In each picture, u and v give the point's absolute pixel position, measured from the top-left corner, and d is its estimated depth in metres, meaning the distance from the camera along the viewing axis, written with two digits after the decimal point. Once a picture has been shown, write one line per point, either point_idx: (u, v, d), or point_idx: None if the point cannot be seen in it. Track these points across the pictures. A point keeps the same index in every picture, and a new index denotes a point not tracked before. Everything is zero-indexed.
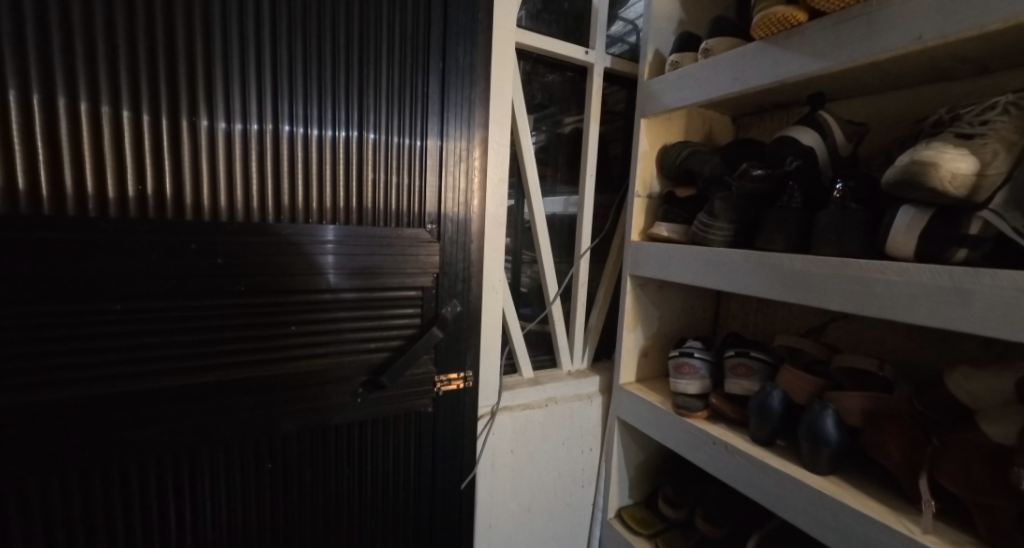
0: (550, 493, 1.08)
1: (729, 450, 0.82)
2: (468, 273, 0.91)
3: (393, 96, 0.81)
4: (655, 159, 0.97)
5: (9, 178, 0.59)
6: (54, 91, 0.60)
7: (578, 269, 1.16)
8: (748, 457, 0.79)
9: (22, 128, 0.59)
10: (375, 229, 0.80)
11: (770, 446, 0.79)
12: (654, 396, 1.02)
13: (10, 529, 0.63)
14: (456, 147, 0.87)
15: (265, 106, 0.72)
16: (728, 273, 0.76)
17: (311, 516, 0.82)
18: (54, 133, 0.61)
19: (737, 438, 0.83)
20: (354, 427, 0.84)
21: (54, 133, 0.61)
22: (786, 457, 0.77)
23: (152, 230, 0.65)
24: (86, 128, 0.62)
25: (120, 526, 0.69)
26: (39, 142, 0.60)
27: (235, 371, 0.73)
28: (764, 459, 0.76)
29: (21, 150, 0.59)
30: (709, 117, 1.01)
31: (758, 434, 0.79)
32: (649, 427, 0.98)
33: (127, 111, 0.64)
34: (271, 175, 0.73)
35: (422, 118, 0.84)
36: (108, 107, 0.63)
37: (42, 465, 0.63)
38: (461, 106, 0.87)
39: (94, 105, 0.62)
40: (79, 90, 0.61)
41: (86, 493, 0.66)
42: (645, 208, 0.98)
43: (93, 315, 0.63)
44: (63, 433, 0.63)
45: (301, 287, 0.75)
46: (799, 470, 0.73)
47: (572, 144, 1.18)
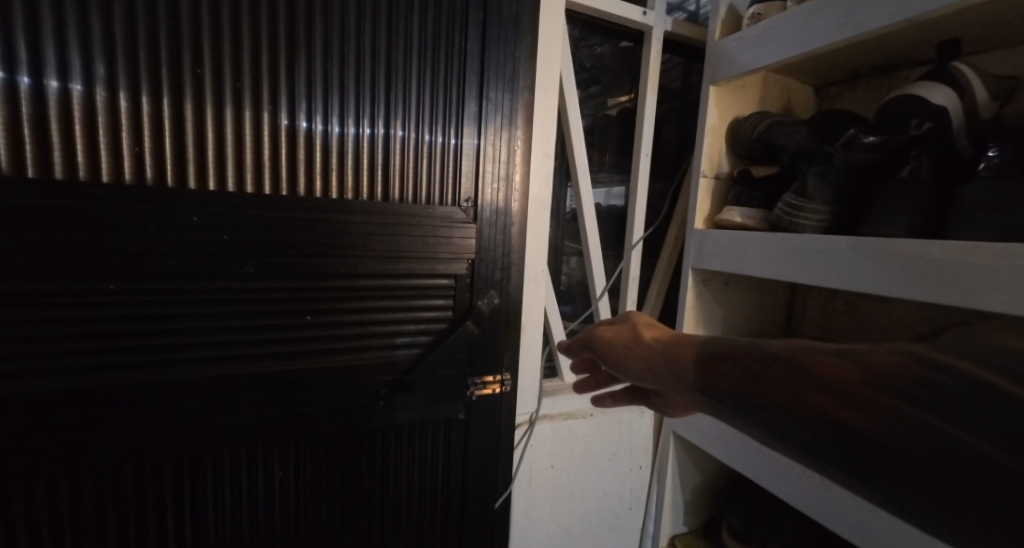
0: (593, 515, 0.97)
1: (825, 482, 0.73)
2: (507, 261, 0.80)
3: (425, 65, 0.71)
4: (724, 134, 0.84)
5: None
6: (44, 74, 0.53)
7: (628, 263, 1.03)
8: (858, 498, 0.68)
9: (10, 115, 0.53)
10: (402, 206, 0.71)
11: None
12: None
13: None
14: (498, 126, 0.77)
15: (279, 81, 0.63)
16: (826, 264, 0.62)
17: (328, 532, 0.73)
18: (45, 117, 0.54)
19: None
20: (378, 432, 0.74)
21: (44, 118, 0.54)
22: None
23: (149, 200, 0.58)
24: (81, 113, 0.55)
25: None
26: (30, 132, 0.54)
27: (243, 365, 0.64)
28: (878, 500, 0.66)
29: (9, 136, 0.53)
30: (789, 87, 0.86)
31: None
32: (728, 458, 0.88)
33: (126, 97, 0.57)
34: (287, 142, 0.65)
35: (457, 91, 0.74)
36: (105, 92, 0.56)
37: (29, 480, 0.56)
38: (502, 78, 0.76)
39: (89, 89, 0.55)
40: (71, 71, 0.54)
41: (77, 510, 0.59)
42: (711, 190, 0.85)
43: (83, 296, 0.55)
44: (51, 440, 0.56)
45: (317, 268, 0.66)
46: None
47: (621, 124, 1.06)
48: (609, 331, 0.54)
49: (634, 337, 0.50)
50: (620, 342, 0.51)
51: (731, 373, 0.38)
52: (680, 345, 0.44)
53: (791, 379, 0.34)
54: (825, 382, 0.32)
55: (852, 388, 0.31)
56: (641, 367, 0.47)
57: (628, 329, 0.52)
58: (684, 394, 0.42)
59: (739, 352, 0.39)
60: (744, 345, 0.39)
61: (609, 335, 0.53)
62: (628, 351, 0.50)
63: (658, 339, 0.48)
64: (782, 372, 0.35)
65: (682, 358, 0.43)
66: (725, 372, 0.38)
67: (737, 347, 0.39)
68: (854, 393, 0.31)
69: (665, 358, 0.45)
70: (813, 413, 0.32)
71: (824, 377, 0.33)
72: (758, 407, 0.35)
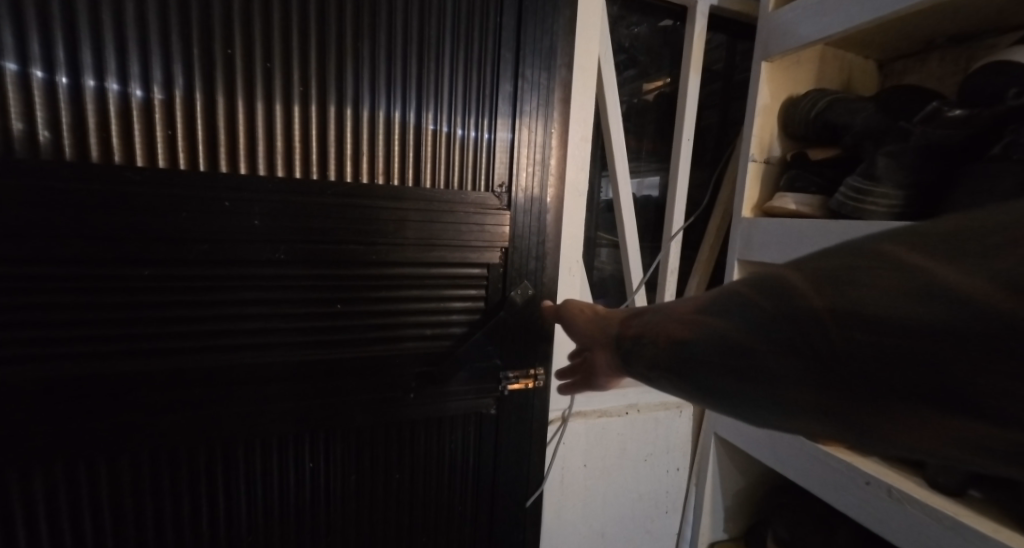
0: (628, 518, 0.94)
1: (895, 496, 0.66)
2: (542, 250, 0.77)
3: (459, 42, 0.68)
4: (777, 115, 0.78)
5: (38, 148, 0.52)
6: (81, 73, 0.53)
7: (666, 254, 0.98)
8: (929, 513, 0.61)
9: (50, 115, 0.52)
10: (434, 192, 0.68)
11: (961, 497, 0.62)
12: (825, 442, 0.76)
13: (33, 516, 0.56)
14: (534, 108, 0.73)
15: (309, 65, 0.61)
16: None
17: (357, 525, 0.72)
18: (79, 108, 0.53)
19: (909, 484, 0.66)
20: (408, 426, 0.72)
21: (81, 114, 0.54)
22: (987, 516, 0.59)
23: (182, 183, 0.57)
24: (116, 111, 0.55)
25: (152, 539, 0.62)
26: (69, 129, 0.53)
27: (274, 353, 0.63)
28: (954, 515, 0.59)
29: (49, 131, 0.53)
30: (851, 62, 0.79)
31: (945, 480, 0.63)
32: (783, 468, 0.82)
33: (159, 94, 0.56)
34: (318, 124, 0.63)
35: (492, 72, 0.70)
36: (139, 90, 0.55)
37: (70, 472, 0.57)
38: (538, 57, 0.72)
39: (123, 86, 0.55)
40: (106, 69, 0.54)
41: (115, 502, 0.59)
42: (761, 176, 0.79)
43: (118, 281, 0.55)
44: (87, 432, 0.56)
45: (347, 255, 0.64)
46: (1015, 537, 0.55)
47: (659, 110, 1.01)
48: (566, 301, 0.58)
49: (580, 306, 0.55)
50: (572, 308, 0.56)
51: (630, 328, 0.43)
52: (612, 311, 0.50)
53: (659, 317, 0.39)
54: (678, 313, 0.37)
55: (679, 313, 0.37)
56: (575, 329, 0.53)
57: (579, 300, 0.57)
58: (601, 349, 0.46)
59: (635, 315, 0.44)
60: (644, 310, 0.44)
61: (566, 303, 0.58)
62: (575, 312, 0.55)
63: (586, 307, 0.54)
64: (656, 317, 0.40)
65: (608, 324, 0.48)
66: (626, 329, 0.44)
67: (640, 313, 0.44)
68: (688, 317, 0.36)
69: (596, 321, 0.50)
70: (661, 336, 0.37)
71: (676, 311, 0.38)
72: (637, 346, 0.40)
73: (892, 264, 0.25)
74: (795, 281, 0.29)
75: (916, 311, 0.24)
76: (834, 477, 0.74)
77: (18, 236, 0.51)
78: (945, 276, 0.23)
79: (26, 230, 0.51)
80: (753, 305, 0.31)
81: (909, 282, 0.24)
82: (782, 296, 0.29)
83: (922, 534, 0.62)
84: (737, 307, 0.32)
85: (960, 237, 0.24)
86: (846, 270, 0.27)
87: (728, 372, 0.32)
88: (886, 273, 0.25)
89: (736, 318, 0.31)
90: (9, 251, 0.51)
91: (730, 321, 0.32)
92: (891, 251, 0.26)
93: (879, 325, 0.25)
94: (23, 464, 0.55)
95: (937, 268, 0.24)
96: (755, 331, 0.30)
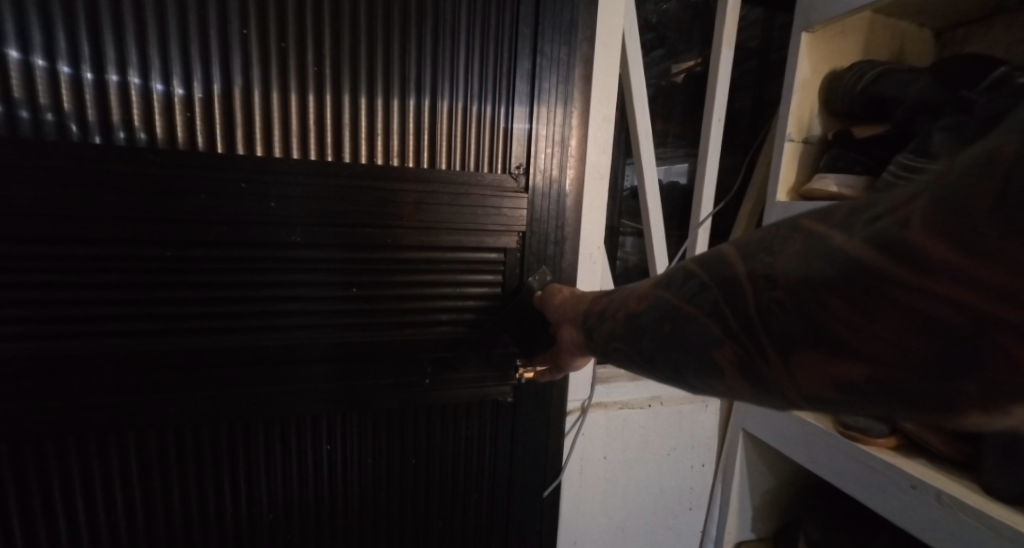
0: (650, 513, 0.91)
1: (945, 503, 0.61)
2: (561, 235, 0.74)
3: (475, 18, 0.65)
4: (817, 90, 0.73)
5: (66, 138, 0.53)
6: (105, 67, 0.53)
7: (693, 242, 0.93)
8: (984, 521, 0.56)
9: (76, 107, 0.53)
10: (451, 174, 0.66)
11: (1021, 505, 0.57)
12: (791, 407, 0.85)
13: (69, 488, 0.58)
14: (553, 86, 0.70)
15: (323, 44, 0.60)
16: None
17: (373, 509, 0.72)
18: (102, 90, 0.54)
19: (961, 489, 0.61)
20: (424, 412, 0.71)
21: (104, 96, 0.54)
22: None
23: (200, 165, 0.56)
24: (139, 103, 0.55)
25: (179, 522, 0.63)
26: (95, 122, 0.54)
27: (291, 336, 0.63)
28: (1014, 524, 0.54)
29: (78, 122, 0.53)
30: (903, 31, 0.73)
31: (1003, 487, 0.57)
32: (818, 468, 0.78)
33: (180, 88, 0.56)
34: (332, 105, 0.62)
35: (509, 47, 0.67)
36: (160, 83, 0.55)
37: (102, 447, 0.58)
38: (558, 31, 0.68)
39: (145, 73, 0.55)
40: (128, 62, 0.54)
41: (144, 485, 0.61)
42: (798, 157, 0.74)
43: (141, 262, 0.56)
44: (113, 415, 0.57)
45: (363, 237, 0.63)
46: None
47: (688, 92, 0.96)
48: (554, 290, 0.69)
49: (565, 295, 0.66)
50: (556, 296, 0.67)
51: (598, 302, 0.56)
52: (585, 296, 0.63)
53: (623, 298, 0.51)
54: (638, 293, 0.49)
55: (640, 291, 0.48)
56: (557, 314, 0.65)
57: (563, 291, 0.67)
58: (573, 323, 0.60)
59: (598, 298, 0.58)
60: (607, 292, 0.57)
61: (553, 291, 0.69)
62: (562, 299, 0.66)
63: (570, 297, 0.65)
64: (622, 296, 0.52)
65: (581, 304, 0.61)
66: (595, 302, 0.57)
67: (603, 295, 0.58)
68: (646, 292, 0.47)
69: (573, 304, 0.63)
70: (622, 314, 0.49)
71: (637, 289, 0.50)
72: (601, 321, 0.53)
73: (801, 234, 0.34)
74: (734, 260, 0.38)
75: (808, 259, 0.32)
76: (875, 479, 0.69)
77: (48, 223, 0.52)
78: (829, 239, 0.32)
79: (53, 212, 0.52)
80: (697, 279, 0.40)
81: (806, 245, 0.33)
82: (719, 268, 0.39)
83: (967, 540, 0.58)
84: (682, 282, 0.42)
85: (852, 213, 0.31)
86: (770, 242, 0.36)
87: (670, 337, 0.42)
88: (791, 242, 0.34)
89: (683, 290, 0.41)
90: (39, 236, 0.52)
91: (677, 294, 0.42)
92: (805, 221, 0.34)
93: (792, 286, 0.32)
94: (58, 444, 0.57)
95: (818, 236, 0.32)
96: (696, 300, 0.40)
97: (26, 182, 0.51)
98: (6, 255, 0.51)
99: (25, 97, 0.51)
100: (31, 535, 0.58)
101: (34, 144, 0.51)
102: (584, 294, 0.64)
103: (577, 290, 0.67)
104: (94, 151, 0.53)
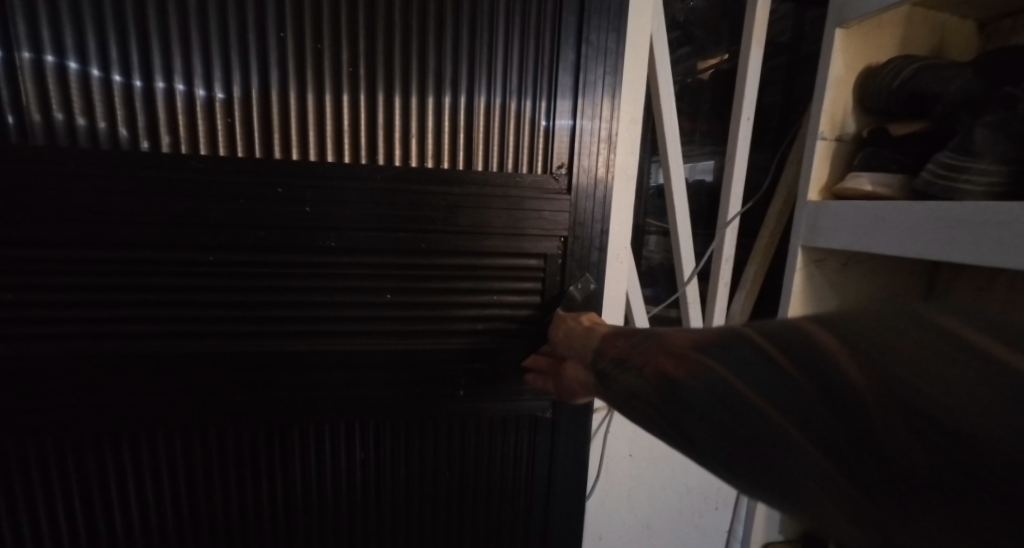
0: (675, 512, 0.91)
1: None
2: (605, 240, 0.74)
3: (513, 13, 0.65)
4: (851, 88, 0.71)
5: (119, 144, 0.57)
6: (156, 74, 0.57)
7: (720, 242, 0.92)
8: None
9: (128, 114, 0.57)
10: (487, 175, 0.67)
11: None
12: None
13: (122, 467, 0.63)
14: (600, 75, 0.69)
15: (361, 47, 0.62)
16: (980, 237, 0.52)
17: (403, 501, 0.73)
18: (149, 100, 0.57)
19: None
20: (458, 420, 0.73)
21: (151, 106, 0.57)
22: None
23: (241, 170, 0.59)
24: (182, 111, 0.58)
25: (220, 506, 0.67)
26: (144, 128, 0.57)
27: (326, 339, 0.65)
28: None
29: (129, 133, 0.57)
30: (943, 24, 0.71)
31: None
32: None
33: (220, 93, 0.59)
34: (372, 110, 0.64)
35: (551, 40, 0.67)
36: (202, 88, 0.58)
37: (151, 432, 0.63)
38: (606, 15, 0.67)
39: (188, 84, 0.58)
40: (173, 70, 0.57)
41: (192, 468, 0.65)
42: (831, 156, 0.73)
43: (188, 267, 0.59)
44: (161, 404, 0.62)
45: (395, 241, 0.65)
46: None
47: (716, 89, 0.95)
48: (562, 316, 0.70)
49: (575, 320, 0.67)
50: (566, 323, 0.68)
51: (619, 344, 0.54)
52: (592, 330, 0.63)
53: (659, 353, 0.46)
54: (675, 353, 0.44)
55: (680, 346, 0.44)
56: (566, 345, 0.65)
57: (570, 318, 0.69)
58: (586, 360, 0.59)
59: (611, 339, 0.57)
60: (622, 332, 0.57)
61: (559, 318, 0.70)
62: (570, 326, 0.66)
63: (579, 325, 0.65)
64: (654, 348, 0.48)
65: (594, 335, 0.61)
66: (614, 340, 0.56)
67: (619, 333, 0.57)
68: (686, 353, 0.43)
69: (579, 336, 0.63)
70: (659, 377, 0.44)
71: (675, 345, 0.45)
72: (622, 370, 0.50)
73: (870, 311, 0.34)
74: (821, 338, 0.33)
75: None
76: None
77: (107, 227, 0.57)
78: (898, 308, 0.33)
79: (104, 217, 0.56)
80: (769, 361, 0.35)
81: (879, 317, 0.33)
82: (807, 356, 0.33)
83: None
84: (748, 361, 0.36)
85: None
86: None
87: (733, 433, 0.35)
88: None
89: (751, 378, 0.35)
90: (99, 239, 0.57)
91: (741, 378, 0.36)
92: None
93: None
94: (112, 430, 0.62)
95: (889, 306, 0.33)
96: (772, 393, 0.34)
97: (87, 188, 0.55)
98: (71, 255, 0.56)
99: (84, 111, 0.56)
100: (89, 506, 0.64)
101: (90, 152, 0.55)
102: (593, 323, 0.65)
103: (588, 314, 0.68)
104: (140, 158, 0.57)
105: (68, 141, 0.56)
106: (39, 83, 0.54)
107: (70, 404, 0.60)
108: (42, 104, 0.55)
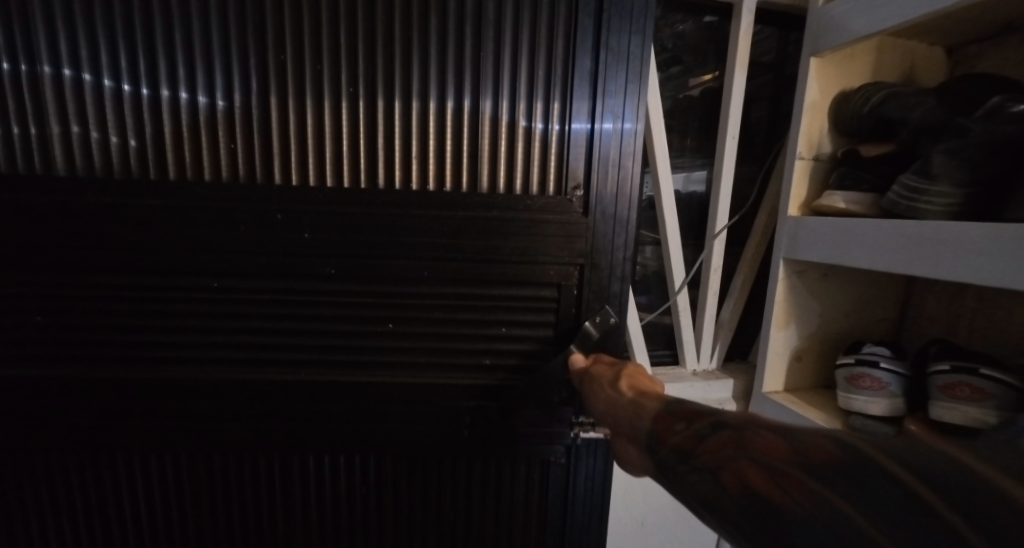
0: (671, 508, 0.95)
1: None
2: (628, 271, 0.75)
3: (523, 30, 0.69)
4: (827, 111, 0.76)
5: (128, 154, 0.64)
6: (178, 86, 0.64)
7: (709, 252, 0.97)
8: None
9: (137, 121, 0.64)
10: (498, 199, 0.71)
11: None
12: (807, 362, 0.85)
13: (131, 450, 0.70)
14: (621, 86, 0.71)
15: (368, 70, 0.67)
16: (943, 250, 0.56)
17: (405, 499, 0.78)
18: (155, 111, 0.64)
19: None
20: (461, 453, 0.76)
21: (157, 118, 0.64)
22: None
23: (251, 195, 0.66)
24: (186, 117, 0.65)
25: (222, 487, 0.74)
26: (151, 136, 0.64)
27: (320, 364, 0.70)
28: None
29: (157, 148, 0.65)
30: (913, 51, 0.76)
31: None
32: None
33: (222, 100, 0.65)
34: (383, 133, 0.69)
35: (565, 50, 0.70)
36: (205, 96, 0.64)
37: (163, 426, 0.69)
38: (623, 22, 0.70)
39: (192, 93, 0.64)
40: (177, 80, 0.64)
41: (206, 456, 0.73)
42: (810, 174, 0.78)
43: (195, 293, 0.66)
44: (171, 403, 0.68)
45: (403, 266, 0.70)
46: None
47: (705, 106, 1.00)
48: (597, 370, 0.68)
49: (613, 377, 0.65)
50: (604, 379, 0.65)
51: (680, 431, 0.47)
52: (639, 397, 0.58)
53: (738, 456, 0.40)
54: (770, 466, 0.37)
55: (777, 457, 0.37)
56: (606, 405, 0.61)
57: (607, 371, 0.66)
58: (632, 432, 0.53)
59: (668, 420, 0.50)
60: (679, 411, 0.51)
61: (594, 373, 0.67)
62: (609, 382, 0.64)
63: (623, 388, 0.61)
64: (734, 451, 0.40)
65: (644, 405, 0.56)
66: (672, 421, 0.49)
67: (677, 412, 0.51)
68: (786, 472, 0.35)
69: (628, 404, 0.58)
70: (751, 494, 0.37)
71: (766, 452, 0.38)
72: (690, 469, 0.43)
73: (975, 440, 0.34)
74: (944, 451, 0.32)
75: None
76: None
77: (146, 243, 0.64)
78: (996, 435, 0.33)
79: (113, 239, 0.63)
80: (905, 491, 0.30)
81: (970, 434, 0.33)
82: (945, 480, 0.29)
83: None
84: (872, 488, 0.31)
85: None
86: None
87: None
88: None
89: (875, 505, 0.30)
90: (122, 255, 0.64)
91: (862, 509, 0.31)
92: None
93: None
94: (124, 425, 0.68)
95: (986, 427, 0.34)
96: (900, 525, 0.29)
97: (105, 208, 0.63)
98: (93, 264, 0.64)
99: (98, 124, 0.63)
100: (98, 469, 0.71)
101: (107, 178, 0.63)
102: (636, 387, 0.60)
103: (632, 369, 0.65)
104: (144, 179, 0.64)
105: (94, 152, 0.64)
106: (59, 93, 0.62)
107: (87, 400, 0.67)
108: (61, 118, 0.63)
